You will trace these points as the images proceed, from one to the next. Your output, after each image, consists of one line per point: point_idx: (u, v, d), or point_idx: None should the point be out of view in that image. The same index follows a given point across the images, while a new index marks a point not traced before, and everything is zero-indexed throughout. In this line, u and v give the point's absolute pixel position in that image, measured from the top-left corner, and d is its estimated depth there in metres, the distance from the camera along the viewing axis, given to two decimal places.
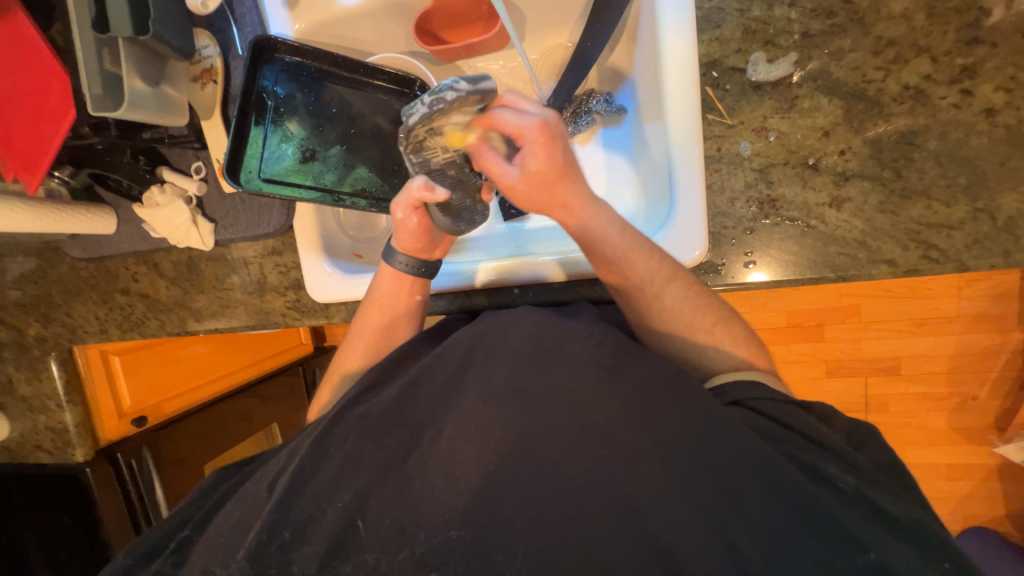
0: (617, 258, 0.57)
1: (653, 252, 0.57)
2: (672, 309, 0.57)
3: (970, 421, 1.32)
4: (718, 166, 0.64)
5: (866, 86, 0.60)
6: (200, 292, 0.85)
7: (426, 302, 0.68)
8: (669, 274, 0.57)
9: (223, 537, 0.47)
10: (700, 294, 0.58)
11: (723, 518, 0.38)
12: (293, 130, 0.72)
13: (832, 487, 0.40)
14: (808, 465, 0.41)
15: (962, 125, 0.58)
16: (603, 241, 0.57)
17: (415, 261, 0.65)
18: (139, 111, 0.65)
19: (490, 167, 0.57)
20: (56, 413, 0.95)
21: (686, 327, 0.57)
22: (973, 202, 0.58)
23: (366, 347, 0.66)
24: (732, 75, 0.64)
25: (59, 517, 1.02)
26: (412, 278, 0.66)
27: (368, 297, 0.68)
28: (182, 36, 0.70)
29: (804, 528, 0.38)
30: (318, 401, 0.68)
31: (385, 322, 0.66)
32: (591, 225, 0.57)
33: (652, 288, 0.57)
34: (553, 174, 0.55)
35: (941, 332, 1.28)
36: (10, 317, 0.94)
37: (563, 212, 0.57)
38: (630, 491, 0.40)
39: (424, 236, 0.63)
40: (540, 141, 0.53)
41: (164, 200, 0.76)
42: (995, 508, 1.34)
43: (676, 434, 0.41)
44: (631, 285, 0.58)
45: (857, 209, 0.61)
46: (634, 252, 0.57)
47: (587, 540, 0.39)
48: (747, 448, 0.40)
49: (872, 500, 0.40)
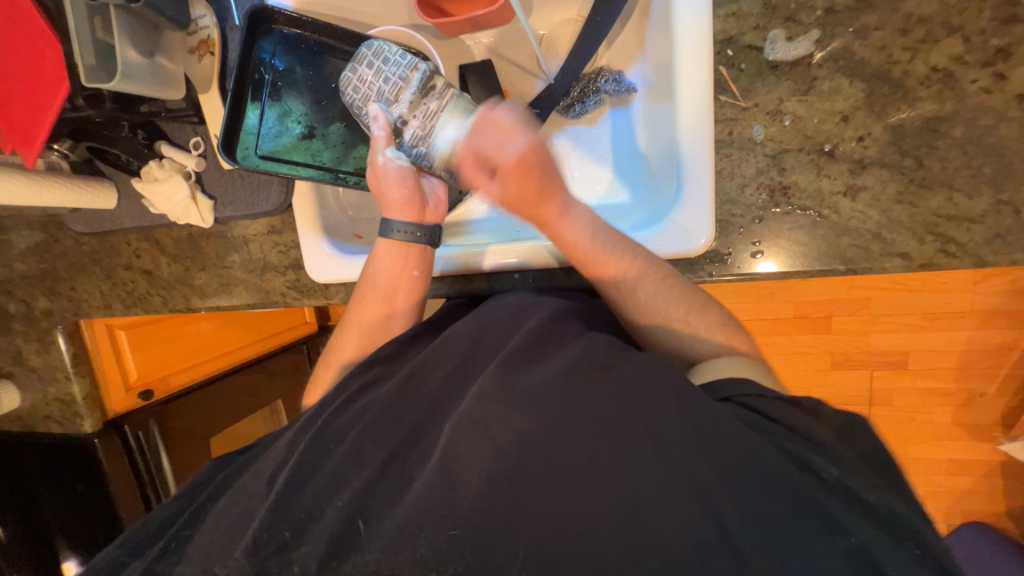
0: (587, 258, 0.60)
1: (623, 250, 0.59)
2: (644, 303, 0.57)
3: (977, 417, 1.30)
4: (730, 151, 0.62)
5: (891, 68, 0.57)
6: (202, 269, 0.84)
7: (425, 279, 0.67)
8: (642, 268, 0.58)
9: (224, 527, 0.47)
10: (675, 285, 0.57)
11: (731, 526, 0.36)
12: (292, 105, 0.70)
13: (848, 498, 0.38)
14: (828, 476, 0.39)
15: (992, 112, 0.55)
16: (574, 243, 0.60)
17: (415, 226, 0.66)
18: (134, 83, 0.63)
19: (475, 172, 0.62)
20: (64, 385, 0.96)
21: (662, 318, 0.56)
22: (997, 194, 0.55)
23: (362, 328, 0.65)
24: (748, 54, 0.61)
25: (71, 487, 1.05)
26: (419, 247, 0.66)
27: (366, 274, 0.66)
28: (178, 5, 0.67)
29: (821, 537, 0.36)
30: (319, 386, 0.66)
31: (384, 302, 0.65)
32: (563, 229, 0.60)
33: (625, 283, 0.58)
34: (530, 196, 0.60)
35: (953, 328, 1.25)
36: (17, 290, 0.94)
37: (541, 226, 0.62)
38: (639, 497, 0.38)
39: (405, 184, 0.65)
40: (517, 171, 0.58)
41: (163, 175, 0.75)
42: (995, 504, 1.34)
43: (686, 439, 0.39)
44: (604, 282, 0.60)
45: (873, 199, 0.58)
46: (603, 254, 0.59)
47: (597, 546, 0.37)
48: (758, 453, 0.39)
49: (888, 508, 0.38)
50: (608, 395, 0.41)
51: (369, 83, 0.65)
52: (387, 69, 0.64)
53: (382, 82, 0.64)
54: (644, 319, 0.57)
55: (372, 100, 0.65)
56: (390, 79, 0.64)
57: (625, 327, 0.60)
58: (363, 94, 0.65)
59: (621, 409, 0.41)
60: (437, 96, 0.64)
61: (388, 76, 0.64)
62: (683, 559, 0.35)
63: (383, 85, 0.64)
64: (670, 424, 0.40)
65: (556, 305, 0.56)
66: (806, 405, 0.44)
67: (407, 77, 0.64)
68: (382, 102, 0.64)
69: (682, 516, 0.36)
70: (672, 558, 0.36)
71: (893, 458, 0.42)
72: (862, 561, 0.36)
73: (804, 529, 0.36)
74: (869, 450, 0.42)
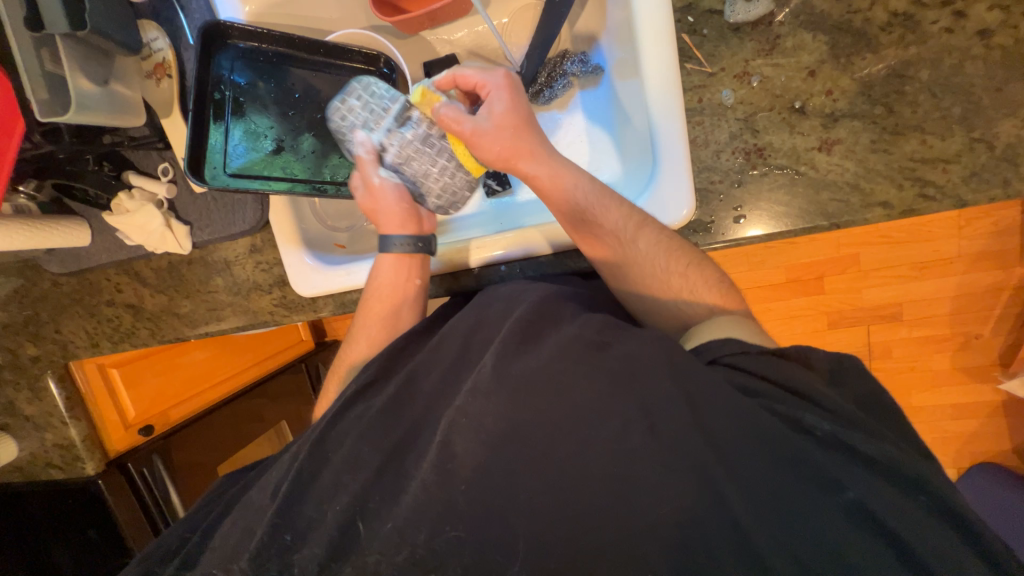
0: (581, 212, 0.58)
1: (620, 200, 0.58)
2: (643, 257, 0.56)
3: (975, 359, 1.32)
4: (701, 119, 0.61)
5: (852, 18, 0.57)
6: (186, 296, 0.83)
7: (427, 286, 0.67)
8: (639, 221, 0.57)
9: (226, 548, 0.46)
10: (670, 239, 0.57)
11: (732, 489, 0.36)
12: (258, 121, 0.68)
13: (843, 450, 0.38)
14: (824, 433, 0.39)
15: (956, 51, 0.55)
16: (566, 184, 0.58)
17: (415, 237, 0.65)
18: (90, 112, 0.62)
19: (453, 120, 0.59)
20: (61, 430, 0.94)
21: (663, 284, 0.56)
22: (969, 132, 0.56)
23: (370, 340, 0.64)
24: (709, 19, 0.60)
25: (80, 532, 1.03)
26: (416, 256, 0.66)
27: (369, 287, 0.66)
28: (127, 30, 0.66)
29: (821, 492, 0.36)
30: (327, 402, 0.64)
31: (388, 310, 0.64)
32: (554, 168, 0.59)
33: (625, 236, 0.57)
34: (518, 120, 0.59)
35: (942, 274, 1.26)
36: (2, 340, 0.92)
37: (528, 160, 0.59)
38: (635, 471, 0.37)
39: (400, 201, 0.65)
40: (506, 91, 0.60)
41: (133, 206, 0.74)
42: (1000, 443, 1.35)
43: (679, 409, 0.38)
44: (601, 236, 0.58)
45: (848, 150, 0.58)
46: (603, 200, 0.57)
47: (594, 526, 0.37)
48: (756, 414, 0.38)
49: (882, 454, 0.38)
50: (602, 377, 0.40)
51: (355, 114, 0.65)
52: (372, 101, 0.65)
53: (368, 113, 0.64)
54: (648, 297, 0.57)
55: (357, 128, 0.65)
56: (377, 110, 0.64)
57: (626, 303, 0.60)
58: (349, 122, 0.66)
59: (618, 386, 0.40)
60: (414, 125, 0.64)
61: (373, 106, 0.65)
62: (687, 530, 0.36)
63: (368, 114, 0.64)
64: (666, 394, 0.39)
65: (545, 289, 0.54)
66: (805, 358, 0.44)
67: (388, 107, 0.64)
68: (365, 128, 0.64)
69: (681, 490, 0.36)
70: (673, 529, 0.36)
71: (890, 407, 0.42)
72: (858, 509, 0.36)
73: (805, 486, 0.36)
74: (866, 400, 0.42)
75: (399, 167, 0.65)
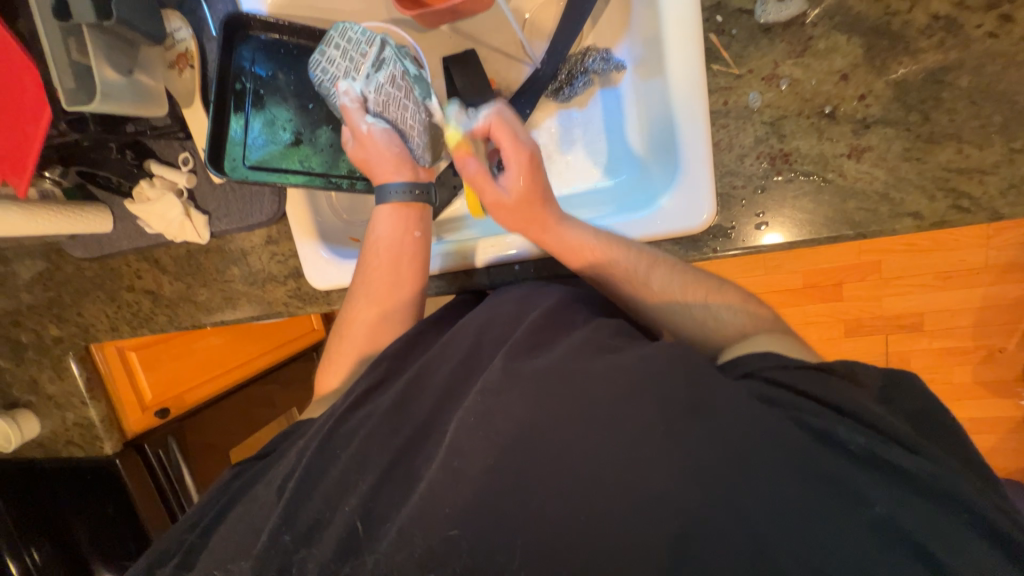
0: (590, 262, 0.58)
1: (629, 244, 0.58)
2: (661, 292, 0.55)
3: (998, 374, 1.28)
4: (725, 122, 0.60)
5: (890, 20, 0.55)
6: (203, 285, 0.84)
7: (427, 238, 0.66)
8: (651, 259, 0.57)
9: (236, 539, 0.47)
10: (684, 270, 0.57)
11: (749, 511, 0.35)
12: (277, 112, 0.69)
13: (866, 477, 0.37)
14: (847, 457, 0.37)
15: (999, 57, 0.53)
16: (577, 243, 0.59)
17: (411, 183, 0.65)
18: (114, 103, 0.62)
19: (478, 180, 0.62)
20: (81, 410, 0.97)
21: (680, 303, 0.54)
22: (1009, 143, 0.53)
23: (371, 297, 0.63)
24: (739, 18, 0.59)
25: (98, 508, 1.07)
26: (417, 206, 0.66)
27: (369, 244, 0.65)
28: (152, 20, 0.67)
29: (840, 517, 0.35)
30: (333, 368, 0.63)
31: (390, 267, 0.64)
32: (563, 232, 0.59)
33: (638, 275, 0.56)
34: (533, 194, 0.60)
35: (969, 285, 1.22)
36: (27, 320, 0.94)
37: (538, 229, 0.60)
38: (649, 486, 0.37)
39: (392, 144, 0.65)
40: (527, 165, 0.60)
41: (154, 194, 0.75)
42: (1020, 460, 1.32)
43: (698, 426, 0.37)
44: (615, 280, 0.57)
45: (878, 158, 0.56)
46: (610, 247, 0.58)
47: (600, 538, 0.37)
48: (774, 431, 0.37)
49: (906, 479, 0.37)
50: (619, 387, 0.40)
51: (334, 62, 0.63)
52: (348, 46, 0.63)
53: (346, 58, 0.63)
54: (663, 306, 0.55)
55: (338, 77, 0.63)
56: (356, 56, 0.63)
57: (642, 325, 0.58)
58: (328, 70, 0.64)
59: (633, 399, 0.39)
60: (391, 68, 0.64)
61: (349, 52, 0.63)
62: (699, 550, 0.35)
63: (346, 62, 0.63)
64: (685, 406, 0.38)
65: (559, 293, 0.54)
66: (832, 370, 0.42)
67: (365, 52, 0.63)
68: (347, 76, 0.63)
69: (693, 509, 0.36)
70: (682, 548, 0.35)
71: (928, 433, 0.40)
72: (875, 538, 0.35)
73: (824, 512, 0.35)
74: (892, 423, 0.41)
75: (382, 113, 0.65)
